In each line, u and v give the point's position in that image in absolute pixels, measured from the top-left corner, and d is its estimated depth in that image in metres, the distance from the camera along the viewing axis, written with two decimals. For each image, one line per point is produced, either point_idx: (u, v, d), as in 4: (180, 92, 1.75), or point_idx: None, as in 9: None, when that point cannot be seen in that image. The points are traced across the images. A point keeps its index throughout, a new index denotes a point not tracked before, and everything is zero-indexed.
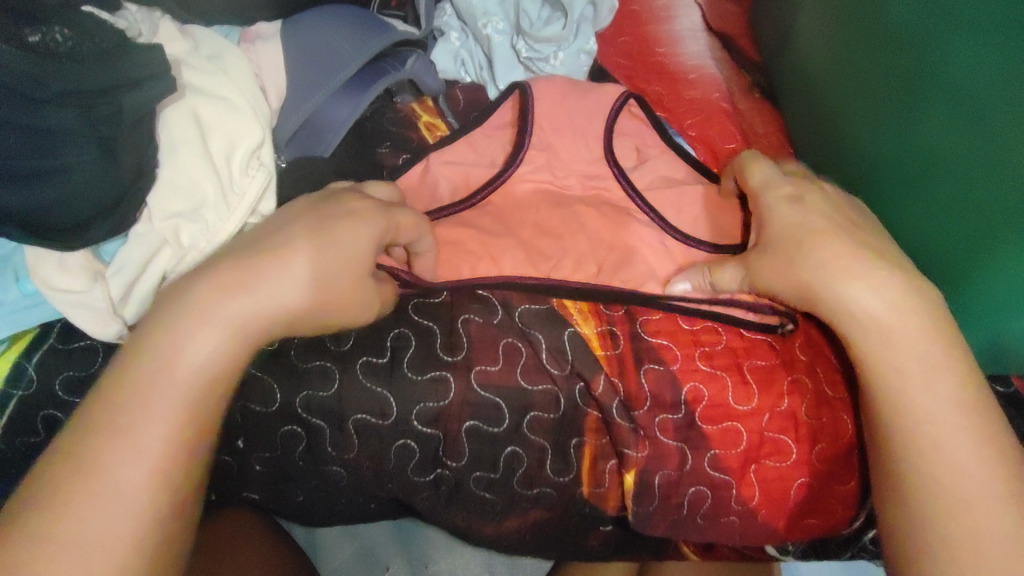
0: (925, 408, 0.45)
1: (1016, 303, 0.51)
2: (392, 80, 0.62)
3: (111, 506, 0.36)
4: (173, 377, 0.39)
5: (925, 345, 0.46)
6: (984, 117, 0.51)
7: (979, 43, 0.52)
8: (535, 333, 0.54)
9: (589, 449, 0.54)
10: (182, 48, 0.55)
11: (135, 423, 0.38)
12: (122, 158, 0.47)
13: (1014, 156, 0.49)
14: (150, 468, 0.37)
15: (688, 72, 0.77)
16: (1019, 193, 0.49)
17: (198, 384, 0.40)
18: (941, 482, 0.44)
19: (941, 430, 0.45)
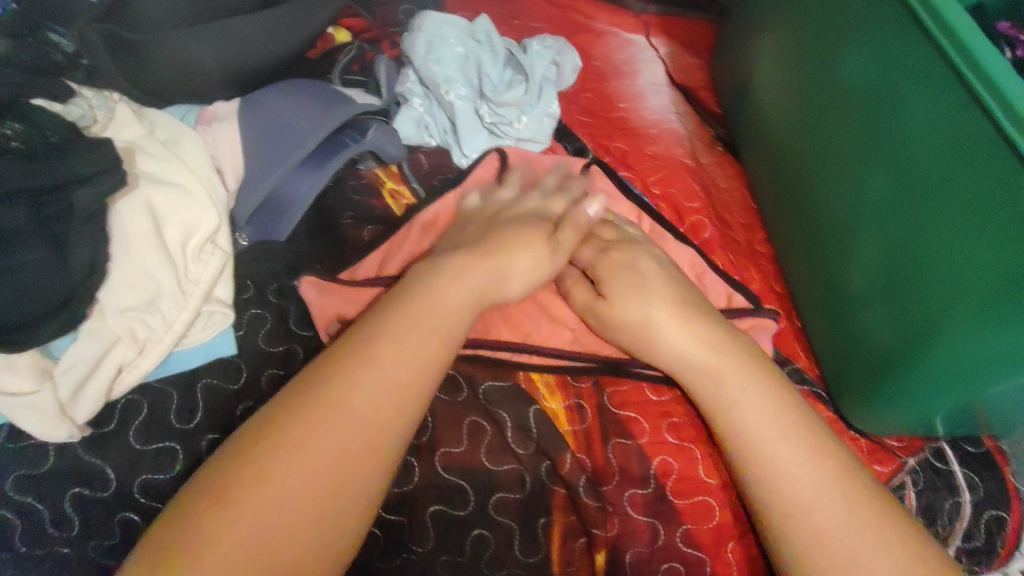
0: (763, 457, 0.46)
1: (971, 373, 0.50)
2: (351, 154, 0.61)
3: (241, 556, 0.34)
4: (395, 386, 0.41)
5: (757, 410, 0.48)
6: (931, 184, 0.52)
7: (935, 106, 0.52)
8: (499, 412, 0.54)
9: (557, 528, 0.52)
10: (138, 133, 0.55)
11: (317, 450, 0.38)
12: (74, 255, 0.46)
13: (964, 219, 0.49)
14: (286, 519, 0.36)
15: (650, 128, 0.78)
16: (968, 258, 0.49)
17: (387, 413, 0.41)
18: (808, 515, 0.44)
19: (779, 468, 0.46)
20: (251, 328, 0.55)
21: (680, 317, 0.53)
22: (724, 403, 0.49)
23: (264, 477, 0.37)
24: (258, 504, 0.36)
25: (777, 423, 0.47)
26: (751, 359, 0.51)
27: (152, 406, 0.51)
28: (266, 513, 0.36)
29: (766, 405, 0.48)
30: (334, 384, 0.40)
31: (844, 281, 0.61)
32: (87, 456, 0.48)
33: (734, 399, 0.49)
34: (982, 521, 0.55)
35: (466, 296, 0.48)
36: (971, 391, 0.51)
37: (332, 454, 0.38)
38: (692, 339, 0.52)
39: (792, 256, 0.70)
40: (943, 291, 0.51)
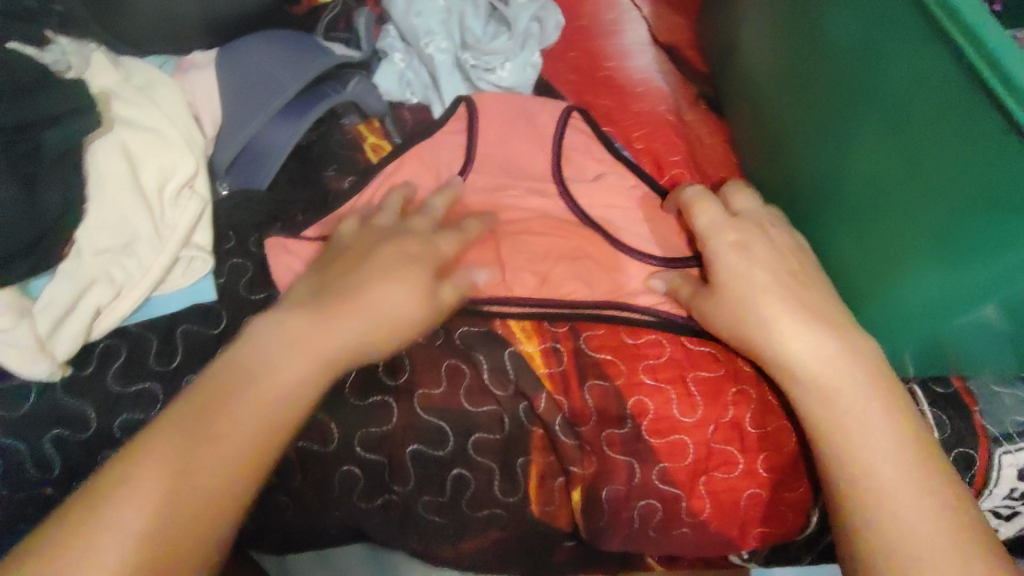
0: (879, 448, 0.44)
1: (949, 306, 0.51)
2: (331, 103, 0.61)
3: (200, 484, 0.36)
4: (325, 343, 0.42)
5: (806, 356, 0.48)
6: (914, 140, 0.52)
7: (925, 55, 0.51)
8: (478, 354, 0.54)
9: (536, 467, 0.54)
10: (112, 80, 0.54)
11: (264, 386, 0.39)
12: (46, 194, 0.46)
13: (946, 169, 0.49)
14: (235, 450, 0.37)
15: (635, 85, 0.78)
16: (944, 205, 0.49)
17: (321, 359, 0.42)
18: (915, 512, 0.42)
19: (885, 459, 0.44)
20: (232, 276, 0.55)
21: (767, 299, 0.50)
22: (767, 346, 0.50)
23: (220, 411, 0.38)
24: (195, 440, 0.37)
25: (847, 395, 0.46)
26: (829, 343, 0.48)
27: (131, 349, 0.51)
28: (220, 447, 0.37)
29: (864, 403, 0.46)
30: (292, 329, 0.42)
31: (825, 233, 0.63)
32: (66, 397, 0.48)
33: (769, 347, 0.49)
34: (950, 458, 0.56)
35: (394, 284, 0.46)
36: (941, 328, 0.53)
37: (277, 388, 0.40)
38: (809, 329, 0.49)
39: (774, 209, 0.70)
40: (930, 246, 0.51)
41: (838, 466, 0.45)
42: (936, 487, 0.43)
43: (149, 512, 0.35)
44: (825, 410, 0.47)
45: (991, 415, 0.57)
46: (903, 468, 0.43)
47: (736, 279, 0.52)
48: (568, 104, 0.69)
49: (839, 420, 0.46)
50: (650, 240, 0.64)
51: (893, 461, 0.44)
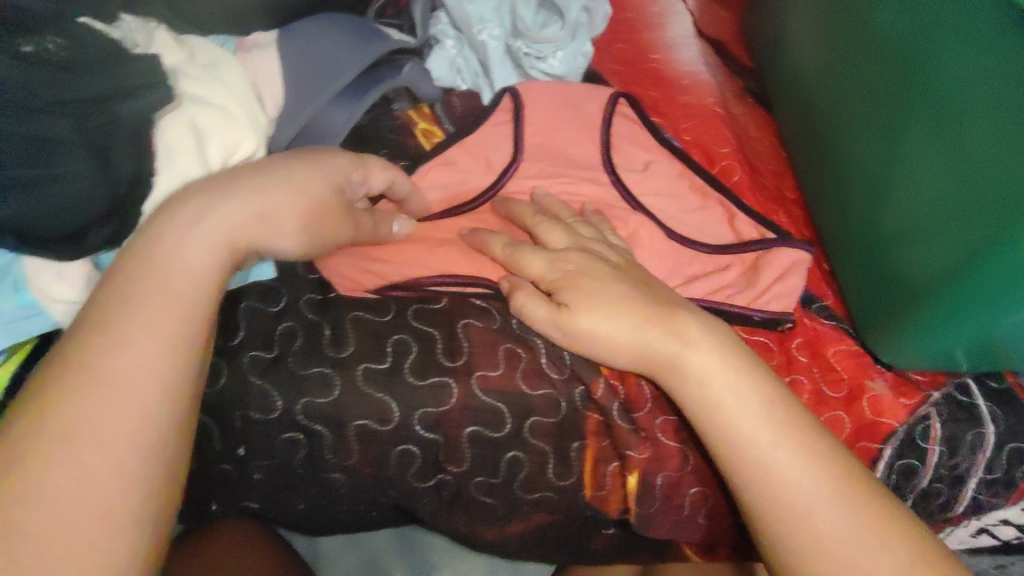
0: (747, 444, 0.46)
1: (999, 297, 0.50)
2: (389, 86, 0.62)
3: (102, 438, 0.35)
4: (186, 275, 0.40)
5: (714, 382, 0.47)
6: (954, 122, 0.53)
7: (979, 49, 0.51)
8: (534, 338, 0.55)
9: (590, 451, 0.54)
10: (178, 57, 0.55)
11: (122, 333, 0.37)
12: (120, 165, 0.46)
13: (989, 158, 0.49)
14: (132, 399, 0.36)
15: (681, 77, 0.78)
16: (990, 197, 0.49)
17: (196, 291, 0.40)
18: (784, 503, 0.44)
19: (777, 456, 0.45)
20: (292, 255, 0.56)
21: (591, 317, 0.50)
22: (690, 383, 0.48)
23: (108, 343, 0.37)
24: (71, 411, 0.35)
25: (751, 418, 0.46)
26: (680, 357, 0.48)
27: None
28: (113, 401, 0.36)
29: (741, 399, 0.47)
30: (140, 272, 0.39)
31: (866, 226, 0.63)
32: None
33: (717, 396, 0.47)
34: (1002, 453, 0.56)
35: (294, 185, 0.44)
36: (982, 325, 0.53)
37: (165, 329, 0.38)
38: (663, 333, 0.49)
39: (821, 202, 0.70)
40: (963, 231, 0.51)
41: (709, 440, 0.47)
42: (810, 480, 0.45)
43: (97, 450, 0.35)
44: (699, 408, 0.48)
45: None
46: (790, 466, 0.45)
47: (596, 321, 0.50)
48: (616, 92, 0.70)
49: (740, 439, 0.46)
50: (699, 230, 0.64)
51: (797, 463, 0.45)
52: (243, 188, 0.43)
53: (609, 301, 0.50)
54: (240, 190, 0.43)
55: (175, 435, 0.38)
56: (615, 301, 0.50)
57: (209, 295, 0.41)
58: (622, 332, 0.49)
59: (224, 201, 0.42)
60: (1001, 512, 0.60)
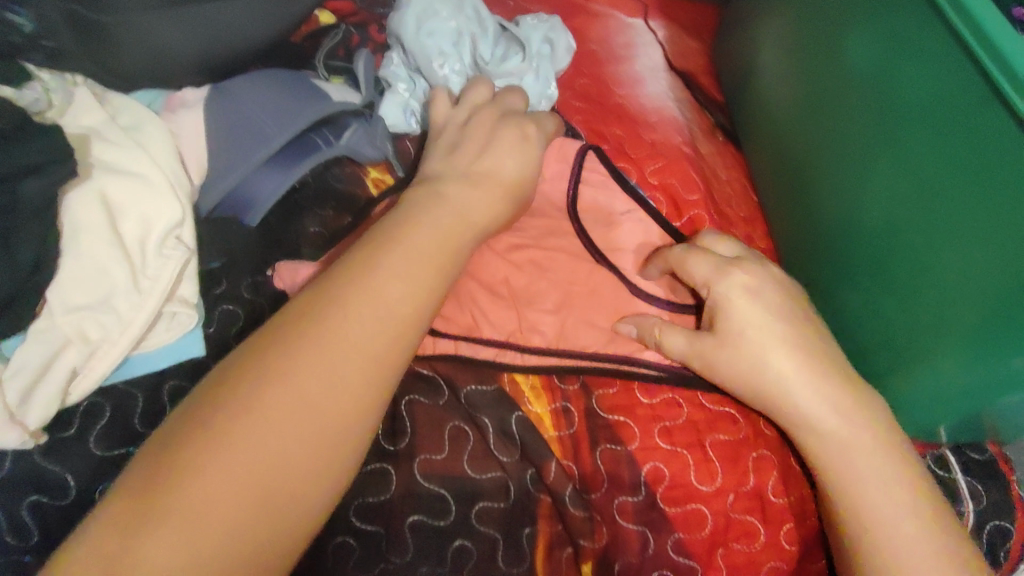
0: (840, 461, 0.48)
1: (993, 368, 0.46)
2: (322, 158, 0.57)
3: (283, 467, 0.36)
4: (359, 351, 0.40)
5: (828, 405, 0.49)
6: (929, 176, 0.51)
7: (947, 86, 0.50)
8: (483, 417, 0.51)
9: (543, 538, 0.49)
10: (97, 119, 0.51)
11: (345, 328, 0.40)
12: (20, 250, 0.43)
13: (979, 203, 0.47)
14: (310, 403, 0.38)
15: (648, 114, 0.75)
16: (990, 248, 0.46)
17: (377, 366, 0.41)
18: (878, 521, 0.46)
19: (875, 476, 0.47)
20: (222, 325, 0.52)
21: (746, 321, 0.51)
22: (792, 400, 0.50)
23: (290, 377, 0.38)
24: (252, 435, 0.36)
25: (876, 446, 0.48)
26: (783, 370, 0.50)
27: (115, 409, 0.48)
28: (300, 420, 0.37)
29: (844, 415, 0.49)
30: (340, 289, 0.42)
31: (836, 283, 0.60)
32: (45, 462, 0.46)
33: (829, 417, 0.49)
34: (984, 534, 0.52)
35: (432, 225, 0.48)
36: (980, 401, 0.49)
37: (354, 358, 0.40)
38: (777, 358, 0.50)
39: (792, 252, 0.67)
40: (941, 281, 0.49)
41: (817, 451, 0.49)
42: (902, 510, 0.46)
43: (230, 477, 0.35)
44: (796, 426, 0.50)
45: None
46: (884, 497, 0.46)
47: (744, 322, 0.51)
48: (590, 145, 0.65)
49: (859, 472, 0.47)
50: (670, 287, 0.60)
51: (884, 493, 0.47)
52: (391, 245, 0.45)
53: (773, 323, 0.51)
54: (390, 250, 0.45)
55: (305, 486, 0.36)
56: (772, 305, 0.52)
57: (368, 364, 0.40)
58: (760, 327, 0.51)
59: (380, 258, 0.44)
60: None
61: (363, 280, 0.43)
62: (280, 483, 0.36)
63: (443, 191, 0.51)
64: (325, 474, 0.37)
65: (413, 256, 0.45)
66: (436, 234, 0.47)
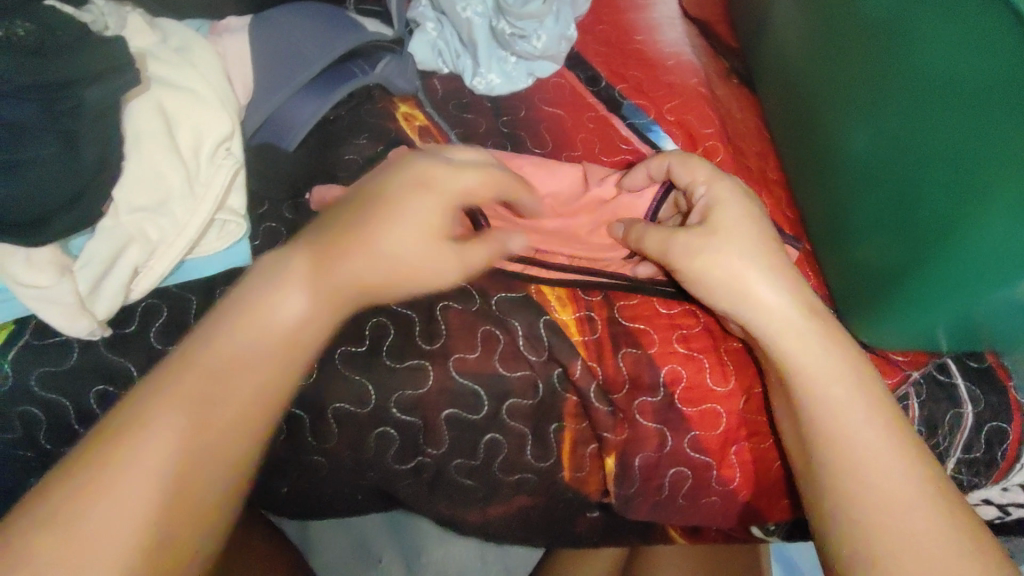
0: (845, 446, 0.45)
1: (989, 268, 0.50)
2: (359, 83, 0.61)
3: (205, 453, 0.39)
4: (257, 339, 0.41)
5: (809, 342, 0.48)
6: (940, 112, 0.51)
7: (955, 30, 0.50)
8: (512, 321, 0.54)
9: (568, 434, 0.54)
10: (150, 41, 0.54)
11: (234, 346, 0.41)
12: (85, 151, 0.46)
13: (980, 136, 0.48)
14: (225, 399, 0.40)
15: (666, 58, 0.77)
16: (983, 176, 0.48)
17: (269, 360, 0.41)
18: (873, 506, 0.43)
19: (871, 457, 0.44)
20: (266, 241, 0.56)
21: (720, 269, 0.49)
22: (786, 345, 0.48)
23: (188, 378, 0.40)
24: (144, 438, 0.38)
25: (843, 386, 0.46)
26: (776, 301, 0.49)
27: (171, 309, 0.52)
28: (174, 423, 0.38)
29: (826, 357, 0.47)
30: (234, 310, 0.42)
31: (850, 215, 0.62)
32: (110, 354, 0.49)
33: (818, 369, 0.47)
34: (982, 433, 0.58)
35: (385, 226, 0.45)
36: (972, 304, 0.53)
37: (256, 348, 0.41)
38: (783, 295, 0.49)
39: (804, 184, 0.70)
40: (942, 208, 0.51)
41: (802, 391, 0.47)
42: (898, 481, 0.44)
43: (151, 479, 0.37)
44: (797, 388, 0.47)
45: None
46: (869, 446, 0.45)
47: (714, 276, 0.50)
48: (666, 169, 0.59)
49: (824, 412, 0.46)
50: None
51: (870, 428, 0.45)
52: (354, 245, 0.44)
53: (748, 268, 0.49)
54: (339, 261, 0.44)
55: (224, 469, 0.39)
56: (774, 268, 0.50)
57: (263, 353, 0.41)
58: (753, 288, 0.49)
59: (338, 260, 0.44)
60: (983, 492, 0.61)
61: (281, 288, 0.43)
62: (229, 450, 0.40)
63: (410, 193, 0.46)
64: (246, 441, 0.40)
65: (370, 259, 0.44)
66: (364, 286, 0.45)
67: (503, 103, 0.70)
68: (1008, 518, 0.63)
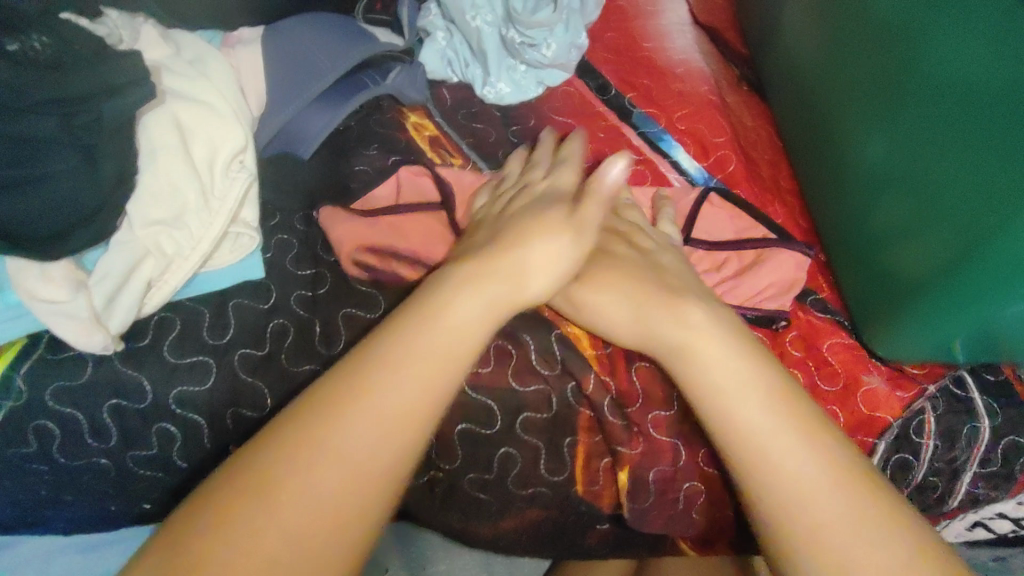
0: (756, 444, 0.42)
1: (1011, 281, 0.49)
2: (372, 92, 0.60)
3: (289, 540, 0.34)
4: (366, 408, 0.37)
5: (744, 394, 0.43)
6: (961, 118, 0.51)
7: (975, 38, 0.49)
8: (525, 335, 0.53)
9: (582, 447, 0.54)
10: (164, 53, 0.54)
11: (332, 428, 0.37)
12: (104, 164, 0.47)
13: (1005, 138, 0.47)
14: (341, 473, 0.36)
15: (676, 66, 0.77)
16: (1009, 179, 0.47)
17: (396, 421, 0.38)
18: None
19: (810, 509, 0.40)
20: (279, 252, 0.55)
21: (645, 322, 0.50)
22: (722, 404, 0.44)
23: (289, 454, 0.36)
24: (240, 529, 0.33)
25: (783, 445, 0.42)
26: (715, 360, 0.46)
27: (185, 322, 0.51)
28: (265, 509, 0.34)
29: (748, 401, 0.43)
30: (411, 317, 0.42)
31: (868, 227, 0.61)
32: (123, 368, 0.49)
33: (756, 427, 0.42)
34: (1001, 444, 0.57)
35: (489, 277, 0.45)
36: (992, 314, 0.52)
37: (368, 417, 0.37)
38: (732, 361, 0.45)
39: (816, 193, 0.70)
40: (967, 210, 0.50)
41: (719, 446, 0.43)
42: (805, 469, 0.41)
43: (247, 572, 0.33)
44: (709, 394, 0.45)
45: None
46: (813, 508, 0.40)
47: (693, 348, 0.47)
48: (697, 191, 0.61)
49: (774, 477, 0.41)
50: (701, 225, 0.63)
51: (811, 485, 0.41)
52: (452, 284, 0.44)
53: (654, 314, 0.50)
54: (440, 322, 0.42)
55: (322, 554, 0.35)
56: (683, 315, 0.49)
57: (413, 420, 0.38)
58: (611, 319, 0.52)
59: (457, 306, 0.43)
60: (999, 505, 0.61)
61: (390, 349, 0.40)
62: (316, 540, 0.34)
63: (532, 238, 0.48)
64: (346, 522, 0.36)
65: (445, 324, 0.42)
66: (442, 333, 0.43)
67: (512, 112, 0.69)
68: None
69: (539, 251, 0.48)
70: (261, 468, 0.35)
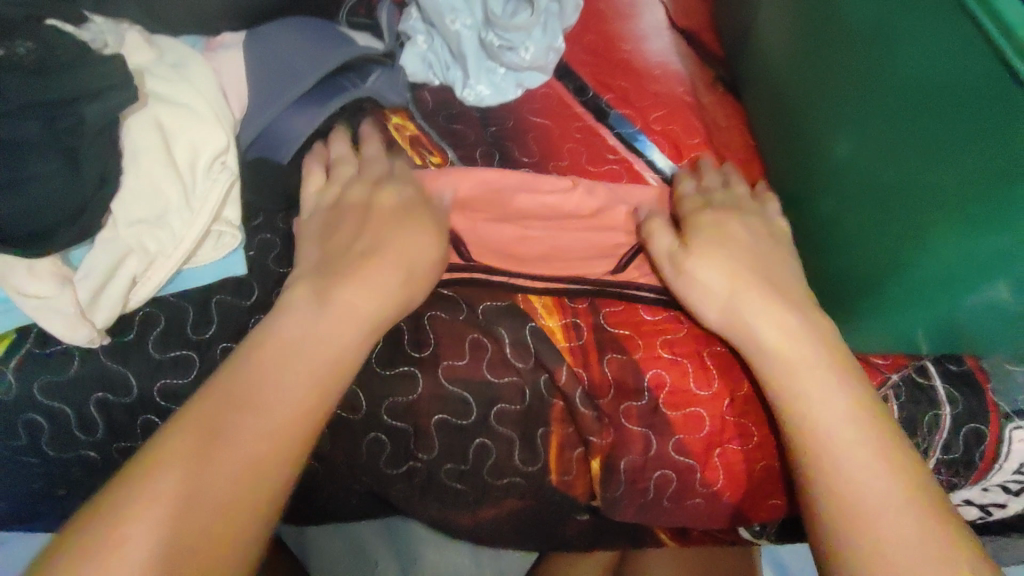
0: (815, 428, 0.47)
1: (963, 274, 0.52)
2: (352, 94, 0.62)
3: (207, 493, 0.38)
4: (265, 379, 0.43)
5: (821, 375, 0.49)
6: (924, 120, 0.52)
7: (931, 43, 0.52)
8: (498, 328, 0.55)
9: (555, 437, 0.56)
10: (148, 58, 0.56)
11: (258, 394, 0.42)
12: (85, 165, 0.48)
13: (956, 139, 0.50)
14: (247, 429, 0.41)
15: (652, 68, 0.79)
16: (961, 178, 0.49)
17: (295, 394, 0.43)
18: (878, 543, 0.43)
19: (861, 473, 0.45)
20: (260, 251, 0.57)
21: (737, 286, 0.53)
22: (790, 379, 0.50)
23: (206, 421, 0.41)
24: (148, 483, 0.38)
25: (842, 421, 0.47)
26: (788, 327, 0.51)
27: (168, 318, 0.53)
28: (187, 463, 0.39)
29: (821, 382, 0.49)
30: (305, 301, 0.47)
31: (832, 224, 0.64)
32: (110, 362, 0.51)
33: (814, 395, 0.48)
34: (961, 434, 0.59)
35: (381, 281, 0.49)
36: (952, 305, 0.54)
37: (273, 388, 0.42)
38: (780, 325, 0.51)
39: (786, 191, 0.71)
40: (915, 204, 0.53)
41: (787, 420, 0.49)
42: (860, 444, 0.46)
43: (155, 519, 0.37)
44: (784, 379, 0.50)
45: (1002, 393, 0.60)
46: (861, 473, 0.45)
47: (749, 317, 0.52)
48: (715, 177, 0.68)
49: (827, 438, 0.47)
50: None
51: (864, 454, 0.46)
52: (344, 280, 0.48)
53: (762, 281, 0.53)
54: (330, 309, 0.47)
55: (234, 504, 0.39)
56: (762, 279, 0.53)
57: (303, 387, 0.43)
58: (706, 289, 0.53)
59: (330, 301, 0.47)
60: (965, 493, 0.62)
61: (283, 329, 0.45)
62: (233, 491, 0.39)
63: (404, 239, 0.51)
64: (251, 478, 0.40)
65: (340, 310, 0.47)
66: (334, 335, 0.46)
67: (492, 114, 0.71)
68: (991, 517, 0.65)
69: (417, 247, 0.52)
70: (196, 429, 0.40)
